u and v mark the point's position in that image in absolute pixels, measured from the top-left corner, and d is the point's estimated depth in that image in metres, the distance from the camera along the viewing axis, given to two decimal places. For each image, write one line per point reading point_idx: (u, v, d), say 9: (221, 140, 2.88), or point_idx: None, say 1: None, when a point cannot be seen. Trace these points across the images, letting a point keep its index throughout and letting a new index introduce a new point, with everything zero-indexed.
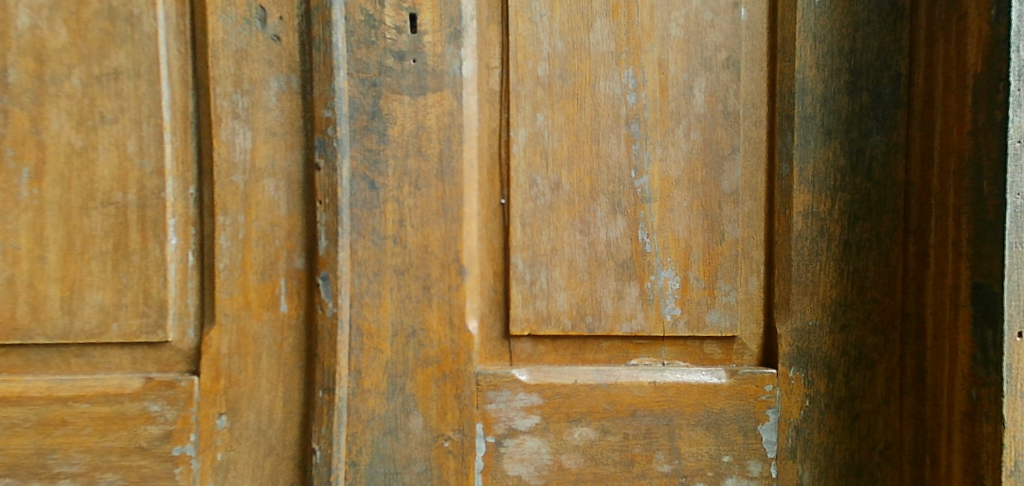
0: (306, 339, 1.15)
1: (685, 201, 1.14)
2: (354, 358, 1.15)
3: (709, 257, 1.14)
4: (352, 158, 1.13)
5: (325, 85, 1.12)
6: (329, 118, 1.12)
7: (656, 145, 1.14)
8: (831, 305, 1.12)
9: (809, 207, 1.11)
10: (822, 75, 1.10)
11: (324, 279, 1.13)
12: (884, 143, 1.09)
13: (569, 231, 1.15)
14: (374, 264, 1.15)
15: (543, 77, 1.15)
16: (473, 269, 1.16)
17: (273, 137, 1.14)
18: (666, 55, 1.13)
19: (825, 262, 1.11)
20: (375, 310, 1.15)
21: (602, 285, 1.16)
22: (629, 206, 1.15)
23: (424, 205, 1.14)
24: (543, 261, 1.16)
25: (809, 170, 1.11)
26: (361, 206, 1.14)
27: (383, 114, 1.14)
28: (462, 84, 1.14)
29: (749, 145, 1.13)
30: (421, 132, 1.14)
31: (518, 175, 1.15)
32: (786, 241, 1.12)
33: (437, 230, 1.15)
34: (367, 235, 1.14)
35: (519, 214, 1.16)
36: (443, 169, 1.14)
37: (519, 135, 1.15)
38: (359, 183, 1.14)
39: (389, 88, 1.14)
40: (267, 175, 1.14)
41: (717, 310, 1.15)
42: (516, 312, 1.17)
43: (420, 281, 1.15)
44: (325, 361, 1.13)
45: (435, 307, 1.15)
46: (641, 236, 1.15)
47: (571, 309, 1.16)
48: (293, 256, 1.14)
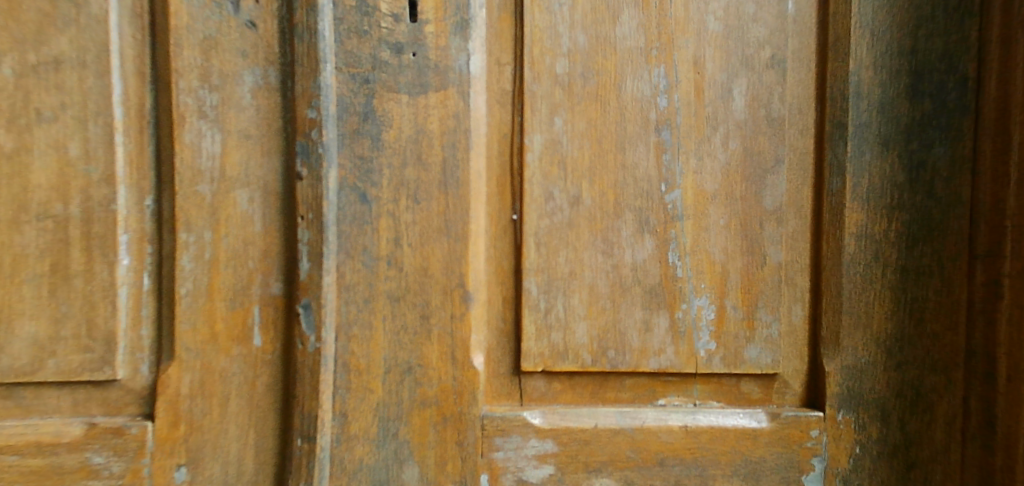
0: (283, 377, 0.98)
1: (722, 219, 1.00)
2: (338, 399, 0.98)
3: (748, 283, 1.00)
4: (340, 166, 0.97)
5: (309, 81, 0.95)
6: (313, 119, 0.95)
7: (690, 155, 1.00)
8: (886, 340, 0.98)
9: (861, 227, 0.98)
10: (880, 79, 0.97)
11: (305, 308, 0.96)
12: (947, 156, 0.97)
13: (590, 252, 1.01)
14: (365, 289, 0.98)
15: (562, 75, 1.00)
16: (479, 296, 1.00)
17: (246, 140, 0.97)
18: (702, 53, 0.99)
19: (879, 289, 0.98)
20: (364, 343, 0.98)
21: (626, 315, 1.01)
22: (658, 224, 1.00)
23: (423, 221, 0.98)
24: (559, 287, 1.01)
25: (863, 185, 0.98)
26: (351, 222, 0.97)
27: (377, 116, 0.97)
28: (469, 82, 0.98)
29: (795, 156, 1.00)
30: (421, 137, 0.98)
31: (532, 187, 1.00)
32: (835, 266, 0.99)
33: (438, 250, 0.98)
34: (357, 255, 0.97)
35: (533, 232, 1.00)
36: (445, 179, 0.98)
37: (534, 141, 1.00)
38: (347, 195, 0.97)
39: (384, 86, 0.97)
40: (240, 185, 0.97)
41: (757, 343, 1.01)
42: (528, 345, 1.01)
43: (418, 309, 0.98)
44: (305, 404, 0.96)
45: (435, 339, 0.99)
46: (671, 259, 1.01)
47: (591, 342, 1.02)
48: (270, 281, 0.98)
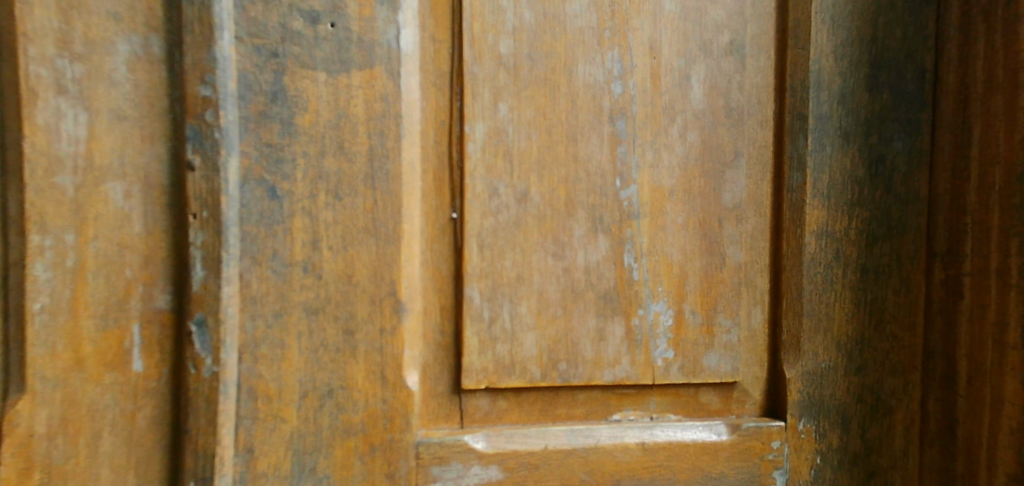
0: (170, 409, 0.79)
1: (680, 217, 0.92)
2: (244, 431, 0.80)
3: (707, 286, 0.93)
4: (242, 155, 0.80)
5: (201, 52, 0.77)
6: (206, 98, 0.77)
7: (646, 147, 0.91)
8: (847, 343, 0.94)
9: (823, 226, 0.93)
10: (840, 69, 0.92)
11: (200, 325, 0.77)
12: (906, 151, 0.93)
13: (539, 254, 0.89)
14: (276, 300, 0.80)
15: (506, 56, 0.88)
16: (413, 306, 0.85)
17: (120, 122, 0.77)
18: (659, 36, 0.91)
19: (840, 291, 0.93)
20: (275, 366, 0.80)
21: (579, 324, 0.90)
22: (613, 223, 0.91)
23: (347, 221, 0.82)
24: (505, 294, 0.89)
25: (824, 181, 0.93)
26: (257, 222, 0.80)
27: (289, 96, 0.81)
28: (400, 60, 0.84)
29: (755, 149, 0.93)
30: (343, 123, 0.83)
31: (474, 182, 0.88)
32: (796, 266, 0.93)
33: (365, 254, 0.83)
34: (264, 261, 0.80)
35: (475, 233, 0.88)
36: (374, 172, 0.83)
37: (475, 130, 0.88)
38: (252, 190, 0.80)
39: (296, 61, 0.81)
40: (111, 176, 0.77)
41: (716, 351, 0.93)
42: (469, 360, 0.88)
43: (341, 324, 0.82)
44: (201, 441, 0.77)
45: (361, 359, 0.82)
46: (626, 261, 0.91)
47: (540, 355, 0.89)
48: (154, 292, 0.78)
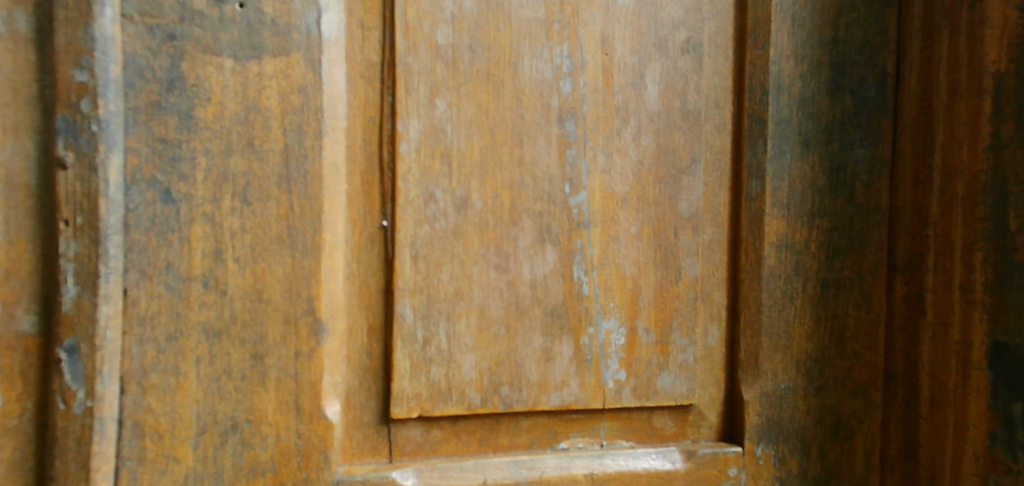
0: (37, 448, 0.69)
1: (633, 227, 0.85)
2: (125, 474, 0.70)
3: (662, 301, 0.86)
4: (130, 152, 0.71)
5: (77, 30, 0.67)
6: (82, 84, 0.67)
7: (598, 151, 0.84)
8: (806, 363, 0.88)
9: (782, 238, 0.88)
10: (800, 71, 0.87)
11: (70, 352, 0.68)
12: (866, 158, 0.88)
13: (480, 266, 0.81)
14: (169, 321, 0.72)
15: (444, 47, 0.80)
16: (334, 326, 0.77)
17: None
18: (612, 30, 0.84)
19: (800, 307, 0.88)
20: (167, 398, 0.71)
21: (523, 344, 0.82)
22: (562, 233, 0.83)
23: (257, 230, 0.74)
24: (442, 310, 0.80)
25: (783, 190, 0.87)
26: (149, 227, 0.71)
27: (188, 86, 0.73)
28: (321, 47, 0.76)
29: (710, 155, 0.88)
30: (252, 116, 0.74)
31: (407, 186, 0.79)
32: (755, 280, 0.87)
33: (279, 267, 0.75)
34: (156, 275, 0.71)
35: (409, 243, 0.79)
36: (290, 174, 0.75)
37: (409, 128, 0.79)
38: (141, 192, 0.71)
39: (197, 45, 0.73)
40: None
41: (671, 372, 0.86)
42: (401, 385, 0.79)
43: (248, 348, 0.74)
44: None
45: (272, 386, 0.74)
46: (576, 274, 0.83)
47: (480, 378, 0.81)
48: (16, 312, 0.68)
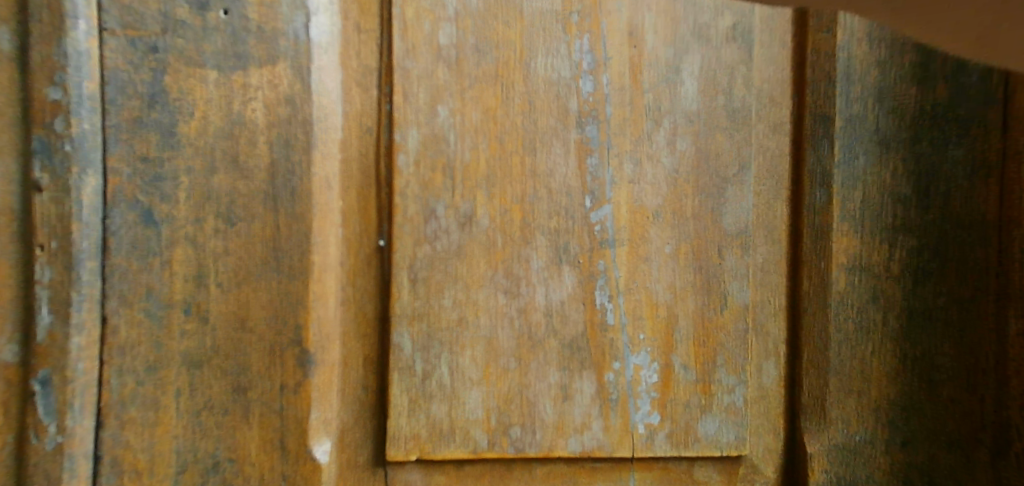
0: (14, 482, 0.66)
1: (668, 245, 0.74)
2: None
3: (703, 333, 0.74)
4: (111, 172, 0.66)
5: (51, 46, 0.64)
6: (56, 103, 0.65)
7: (625, 158, 0.73)
8: (888, 410, 0.74)
9: (854, 259, 0.74)
10: (875, 57, 0.73)
11: (43, 384, 0.65)
12: (966, 161, 0.73)
13: (487, 290, 0.72)
14: (149, 351, 0.67)
15: (446, 48, 0.72)
16: (323, 357, 0.70)
17: None
18: (641, 19, 0.73)
19: (879, 342, 0.74)
20: (146, 432, 0.67)
21: (537, 379, 0.73)
22: (582, 253, 0.73)
23: (241, 252, 0.68)
24: (444, 341, 0.72)
25: (856, 202, 0.74)
26: (130, 252, 0.66)
27: (171, 100, 0.67)
28: (310, 53, 0.68)
29: (766, 161, 0.75)
30: (237, 130, 0.68)
31: (404, 202, 0.71)
32: (820, 310, 0.74)
33: (263, 293, 0.68)
34: (137, 301, 0.67)
35: (407, 265, 0.72)
36: (276, 191, 0.68)
37: (407, 138, 0.71)
38: (122, 214, 0.66)
39: (180, 56, 0.67)
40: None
41: (715, 416, 0.74)
42: (397, 423, 0.72)
43: (230, 380, 0.68)
44: None
45: (256, 423, 0.68)
46: (599, 300, 0.73)
47: (487, 418, 0.73)
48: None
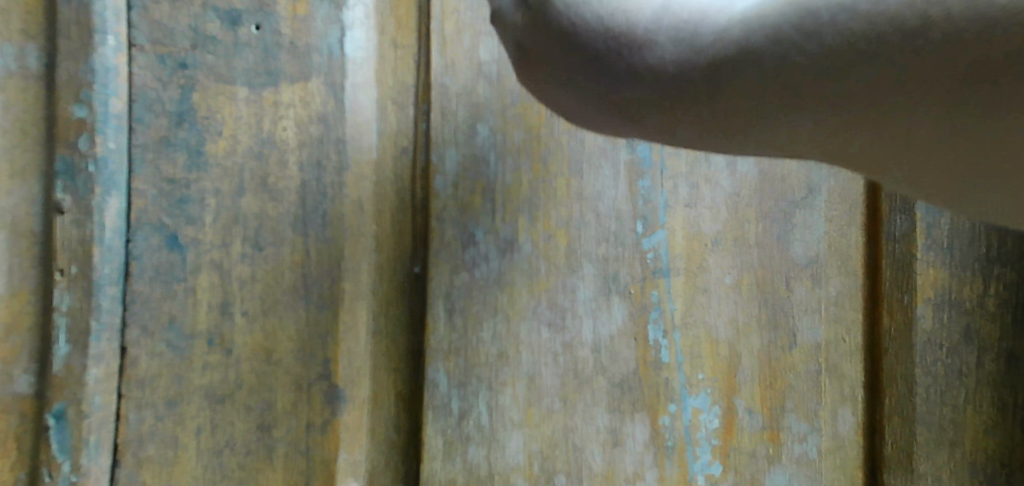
0: None
1: (728, 276, 0.68)
2: None
3: (770, 374, 0.68)
4: (136, 194, 0.60)
5: (78, 63, 0.59)
6: (80, 121, 0.59)
7: (679, 181, 0.68)
8: (988, 466, 0.68)
9: (943, 293, 0.67)
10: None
11: (58, 418, 0.59)
12: None
13: (528, 323, 0.67)
14: (169, 385, 0.61)
15: (488, 62, 0.67)
16: (353, 394, 0.64)
17: None
18: None
19: (975, 388, 0.67)
20: (164, 473, 0.61)
21: (585, 421, 0.67)
22: (633, 283, 0.67)
23: (269, 280, 0.62)
24: (482, 378, 0.66)
25: (944, 229, 0.67)
26: (154, 280, 0.60)
27: (199, 119, 0.61)
28: (344, 69, 0.63)
29: (838, 184, 0.68)
30: (266, 151, 0.62)
31: (441, 227, 0.66)
32: (904, 349, 0.68)
33: (291, 323, 0.62)
34: (158, 331, 0.60)
35: (443, 294, 0.66)
36: (307, 215, 0.62)
37: (445, 159, 0.67)
38: (146, 237, 0.60)
39: (208, 74, 0.61)
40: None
41: (785, 468, 0.68)
42: (431, 468, 0.66)
43: (254, 417, 0.62)
44: None
45: (280, 465, 0.62)
46: (652, 335, 0.67)
47: (529, 465, 0.66)
48: (14, 372, 0.60)
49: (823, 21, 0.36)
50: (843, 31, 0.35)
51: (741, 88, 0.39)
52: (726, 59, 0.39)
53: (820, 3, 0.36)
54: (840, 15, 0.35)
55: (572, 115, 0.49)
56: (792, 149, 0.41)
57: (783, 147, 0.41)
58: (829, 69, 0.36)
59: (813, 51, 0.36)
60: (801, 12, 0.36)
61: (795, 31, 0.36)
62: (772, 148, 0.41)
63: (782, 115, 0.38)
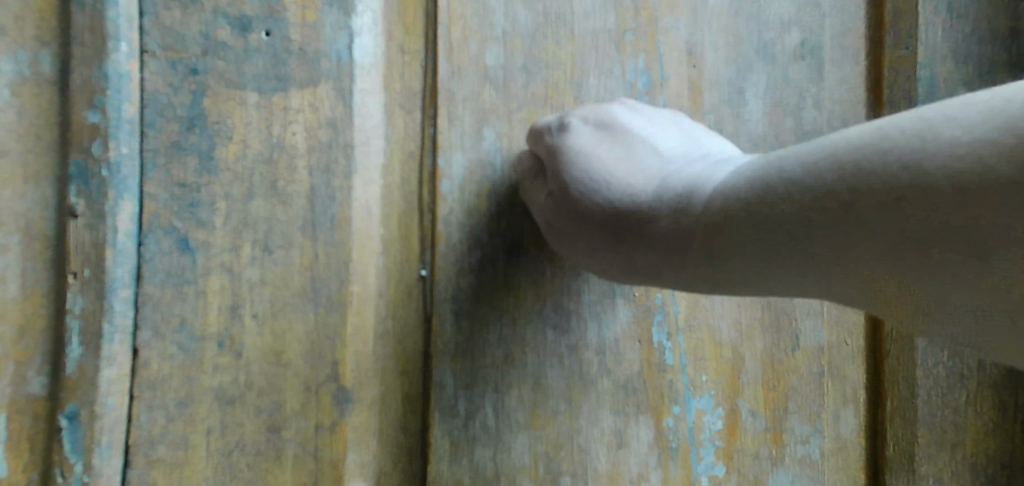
0: None
1: None
2: None
3: (773, 375, 0.69)
4: (148, 198, 0.60)
5: (92, 68, 0.59)
6: (94, 126, 0.59)
7: None
8: (989, 466, 0.70)
9: None
10: (953, 29, 0.72)
11: (71, 419, 0.59)
12: None
13: (534, 326, 0.67)
14: (179, 387, 0.61)
15: (494, 68, 0.68)
16: (362, 395, 0.65)
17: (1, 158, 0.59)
18: (700, 37, 0.71)
19: (976, 390, 0.70)
20: (174, 474, 0.61)
21: (589, 422, 0.68)
22: (638, 286, 0.68)
23: (279, 282, 0.63)
24: (489, 379, 0.67)
25: None
26: (166, 283, 0.61)
27: (210, 124, 0.61)
28: (353, 74, 0.64)
29: None
30: (276, 155, 0.63)
31: (448, 230, 0.67)
32: (909, 352, 0.69)
33: (300, 325, 0.63)
34: (169, 333, 0.61)
35: (450, 297, 0.67)
36: (316, 218, 0.63)
37: (451, 163, 0.68)
38: (158, 240, 0.60)
39: (220, 79, 0.61)
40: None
41: (788, 470, 0.69)
42: (438, 469, 0.66)
43: (264, 419, 0.62)
44: None
45: (289, 465, 0.63)
46: (656, 337, 0.68)
47: (535, 465, 0.67)
48: (28, 373, 0.60)
49: (813, 184, 0.44)
50: (834, 194, 0.43)
51: (739, 240, 0.48)
52: (720, 222, 0.49)
53: (794, 172, 0.46)
54: (818, 192, 0.44)
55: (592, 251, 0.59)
56: (818, 286, 0.46)
57: (807, 280, 0.46)
58: (813, 224, 0.44)
59: (811, 212, 0.44)
60: (765, 190, 0.47)
61: (761, 203, 0.47)
62: (785, 290, 0.48)
63: (769, 265, 0.47)
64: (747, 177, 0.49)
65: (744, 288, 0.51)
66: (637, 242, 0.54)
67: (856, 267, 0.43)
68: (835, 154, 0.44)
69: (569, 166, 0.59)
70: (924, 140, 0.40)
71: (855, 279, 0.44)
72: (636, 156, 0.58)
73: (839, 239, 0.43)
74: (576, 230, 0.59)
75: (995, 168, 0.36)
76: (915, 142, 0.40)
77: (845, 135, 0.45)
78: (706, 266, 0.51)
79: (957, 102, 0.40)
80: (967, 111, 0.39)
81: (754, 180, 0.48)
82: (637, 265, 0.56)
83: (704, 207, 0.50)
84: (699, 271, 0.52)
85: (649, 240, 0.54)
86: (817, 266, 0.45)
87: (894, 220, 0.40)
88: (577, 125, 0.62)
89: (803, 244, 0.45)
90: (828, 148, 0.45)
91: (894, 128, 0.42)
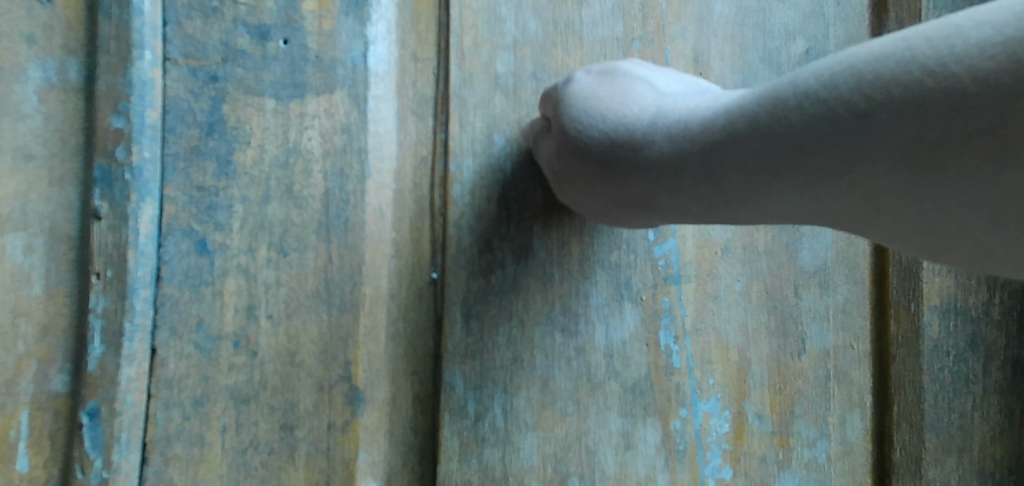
0: None
1: (738, 282, 0.70)
2: None
3: (778, 379, 0.70)
4: (167, 201, 0.62)
5: (118, 76, 0.60)
6: (118, 131, 0.60)
7: None
8: (995, 472, 0.71)
9: (949, 302, 0.71)
10: None
11: (91, 416, 0.59)
12: None
13: (542, 328, 0.68)
14: (197, 385, 0.62)
15: (504, 76, 0.70)
16: (373, 396, 0.66)
17: (28, 164, 0.60)
18: (706, 45, 0.72)
19: (982, 395, 0.71)
20: (191, 471, 0.62)
21: (597, 423, 0.68)
22: (645, 289, 0.70)
23: (294, 284, 0.64)
24: (497, 381, 0.68)
25: None
26: (184, 283, 0.62)
27: (228, 129, 0.63)
28: (367, 82, 0.65)
29: None
30: (292, 160, 0.64)
31: (459, 233, 0.69)
32: (912, 358, 0.71)
33: (313, 326, 0.64)
34: (186, 333, 0.62)
35: (460, 299, 0.68)
36: (330, 221, 0.65)
37: (462, 168, 0.69)
38: (176, 242, 0.62)
39: (239, 86, 0.63)
40: (11, 228, 0.60)
41: (795, 472, 0.70)
42: (448, 468, 0.67)
43: (278, 418, 0.64)
44: None
45: (302, 463, 0.64)
46: (663, 340, 0.69)
47: (543, 466, 0.68)
48: (49, 371, 0.61)
49: (828, 96, 0.43)
50: (847, 100, 0.42)
51: (740, 159, 0.48)
52: (806, 120, 0.44)
53: (852, 82, 0.42)
54: (832, 100, 0.43)
55: (590, 187, 0.61)
56: (814, 210, 0.46)
57: (805, 201, 0.46)
58: (802, 140, 0.44)
59: (801, 127, 0.44)
60: (774, 103, 0.46)
61: (769, 117, 0.46)
62: (784, 211, 0.48)
63: (768, 181, 0.47)
64: (752, 98, 0.48)
65: (744, 213, 0.51)
66: (698, 159, 0.51)
67: (860, 179, 0.42)
68: (840, 68, 0.43)
69: (574, 102, 0.61)
70: (951, 46, 0.38)
71: (854, 195, 0.43)
72: (636, 94, 0.59)
73: (843, 146, 0.42)
74: (578, 160, 0.60)
75: (987, 75, 0.36)
76: (939, 48, 0.38)
77: (866, 47, 0.42)
78: (702, 188, 0.52)
79: (991, 7, 0.38)
80: (1000, 16, 0.37)
81: (764, 98, 0.47)
82: (633, 193, 0.57)
83: (795, 105, 0.44)
84: (705, 195, 0.52)
85: (750, 147, 0.47)
86: (820, 178, 0.44)
87: (909, 127, 0.39)
88: (580, 77, 0.63)
89: (810, 158, 0.44)
90: (846, 61, 0.43)
91: (920, 36, 0.40)
